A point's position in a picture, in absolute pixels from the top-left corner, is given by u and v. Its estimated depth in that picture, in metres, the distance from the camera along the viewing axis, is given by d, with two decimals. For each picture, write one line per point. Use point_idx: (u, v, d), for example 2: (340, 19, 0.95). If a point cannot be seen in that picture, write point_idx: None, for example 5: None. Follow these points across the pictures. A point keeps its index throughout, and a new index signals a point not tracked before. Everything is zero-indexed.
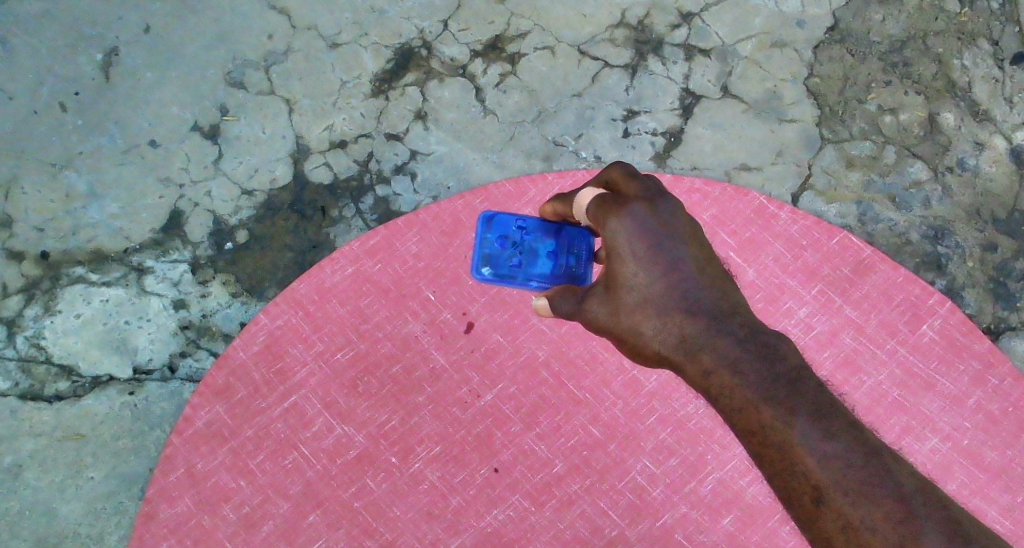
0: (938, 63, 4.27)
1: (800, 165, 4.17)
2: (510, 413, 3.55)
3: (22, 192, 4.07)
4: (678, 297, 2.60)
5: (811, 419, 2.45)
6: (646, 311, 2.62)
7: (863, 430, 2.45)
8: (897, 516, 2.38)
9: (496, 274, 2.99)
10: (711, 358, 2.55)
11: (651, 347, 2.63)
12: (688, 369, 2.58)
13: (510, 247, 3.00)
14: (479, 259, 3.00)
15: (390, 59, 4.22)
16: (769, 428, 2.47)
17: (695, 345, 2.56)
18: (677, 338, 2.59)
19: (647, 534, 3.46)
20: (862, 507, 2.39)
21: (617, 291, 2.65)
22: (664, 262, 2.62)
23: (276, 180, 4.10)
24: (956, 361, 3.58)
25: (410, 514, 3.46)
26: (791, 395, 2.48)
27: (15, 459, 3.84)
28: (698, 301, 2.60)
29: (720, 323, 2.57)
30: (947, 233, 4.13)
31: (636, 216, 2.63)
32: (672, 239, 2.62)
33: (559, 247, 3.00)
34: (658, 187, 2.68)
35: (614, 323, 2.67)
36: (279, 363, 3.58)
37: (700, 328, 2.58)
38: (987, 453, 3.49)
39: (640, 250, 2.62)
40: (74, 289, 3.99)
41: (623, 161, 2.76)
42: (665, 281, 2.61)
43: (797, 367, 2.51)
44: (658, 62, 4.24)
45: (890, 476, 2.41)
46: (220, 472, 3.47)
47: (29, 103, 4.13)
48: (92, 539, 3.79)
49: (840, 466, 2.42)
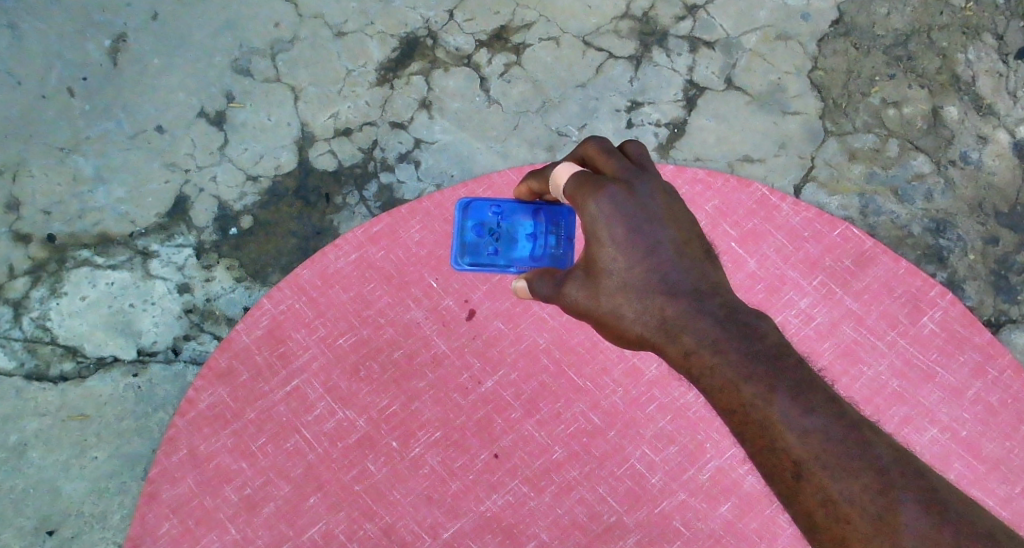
0: (943, 56, 4.27)
1: (803, 158, 4.19)
2: (510, 399, 3.59)
3: (31, 175, 4.10)
4: (659, 280, 2.71)
5: (790, 395, 2.54)
6: (627, 294, 2.73)
7: (842, 404, 2.53)
8: (874, 487, 2.46)
9: (477, 262, 3.19)
10: (693, 339, 2.65)
11: (632, 330, 2.74)
12: (670, 350, 2.68)
13: (486, 234, 3.20)
14: (459, 249, 3.20)
15: (396, 48, 4.23)
16: (751, 406, 2.56)
17: (676, 326, 2.67)
18: (658, 321, 2.70)
19: (644, 520, 3.49)
20: (840, 481, 2.48)
21: (597, 276, 2.76)
22: (643, 247, 2.72)
23: (281, 167, 4.13)
24: (956, 353, 3.60)
25: (410, 498, 3.50)
26: (772, 371, 2.57)
27: (20, 438, 3.89)
28: (678, 283, 2.71)
29: (700, 303, 2.67)
30: (949, 226, 4.14)
31: (613, 198, 2.73)
32: (650, 222, 2.73)
33: (536, 229, 3.17)
34: (636, 167, 2.79)
35: (595, 307, 2.78)
36: (283, 346, 3.62)
37: (681, 310, 2.68)
38: (986, 444, 3.52)
39: (619, 234, 2.73)
40: (80, 272, 4.03)
41: (600, 139, 2.84)
42: (646, 265, 2.72)
43: (778, 343, 2.60)
44: (662, 53, 4.25)
45: (870, 451, 2.49)
46: (222, 454, 3.51)
47: (36, 87, 4.15)
48: (96, 517, 3.84)
49: (819, 440, 2.50)
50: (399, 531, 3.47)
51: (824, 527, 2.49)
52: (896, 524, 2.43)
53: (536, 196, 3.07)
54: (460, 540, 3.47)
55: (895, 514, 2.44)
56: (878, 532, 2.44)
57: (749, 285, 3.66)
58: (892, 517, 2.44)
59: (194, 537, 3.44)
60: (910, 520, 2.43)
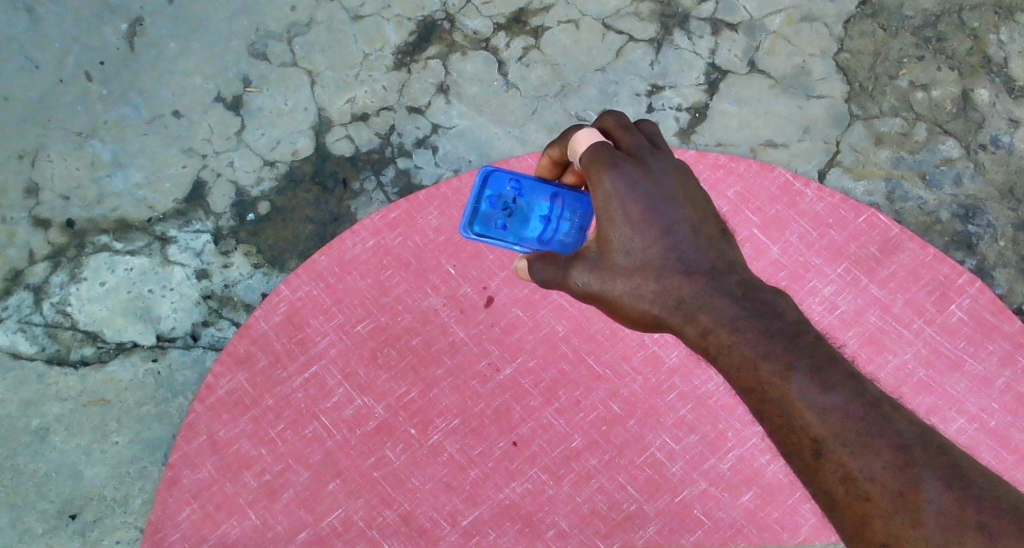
0: (974, 37, 4.18)
1: (828, 142, 4.11)
2: (529, 387, 3.56)
3: (49, 160, 4.10)
4: (675, 259, 2.68)
5: (808, 372, 2.49)
6: (644, 274, 2.70)
7: (861, 381, 2.48)
8: (895, 463, 2.42)
9: (485, 233, 3.04)
10: (710, 318, 2.61)
11: (650, 312, 2.70)
12: (687, 331, 2.64)
13: (500, 206, 3.05)
14: (469, 216, 3.05)
15: (413, 32, 4.20)
16: (768, 384, 2.51)
17: (693, 306, 2.63)
18: (674, 301, 2.66)
19: (664, 509, 3.46)
20: (861, 458, 2.43)
21: (610, 257, 2.73)
22: (659, 225, 2.70)
23: (298, 153, 4.11)
24: (985, 341, 3.55)
25: (429, 485, 3.48)
26: (789, 349, 2.52)
27: (42, 423, 3.91)
28: (694, 262, 2.67)
29: (717, 282, 2.64)
30: (979, 212, 4.05)
31: (627, 177, 2.72)
32: (666, 200, 2.71)
33: (551, 212, 3.02)
34: (650, 144, 2.78)
35: (608, 289, 2.74)
36: (300, 333, 3.60)
37: (698, 289, 2.65)
38: (1015, 435, 3.47)
39: (634, 213, 2.71)
40: (100, 258, 4.03)
41: (616, 114, 2.83)
42: (661, 244, 2.69)
43: (795, 320, 2.56)
44: (684, 36, 4.18)
45: (891, 427, 2.44)
46: (241, 440, 3.51)
47: (54, 72, 4.15)
48: (117, 502, 3.85)
49: (840, 418, 2.45)
50: (418, 518, 3.46)
51: (844, 505, 2.44)
52: (918, 501, 2.39)
53: (558, 169, 3.00)
54: (479, 528, 3.45)
55: (918, 491, 2.40)
56: (899, 510, 2.40)
57: (770, 273, 3.61)
58: (914, 494, 2.40)
59: (215, 523, 3.44)
60: (933, 497, 2.39)
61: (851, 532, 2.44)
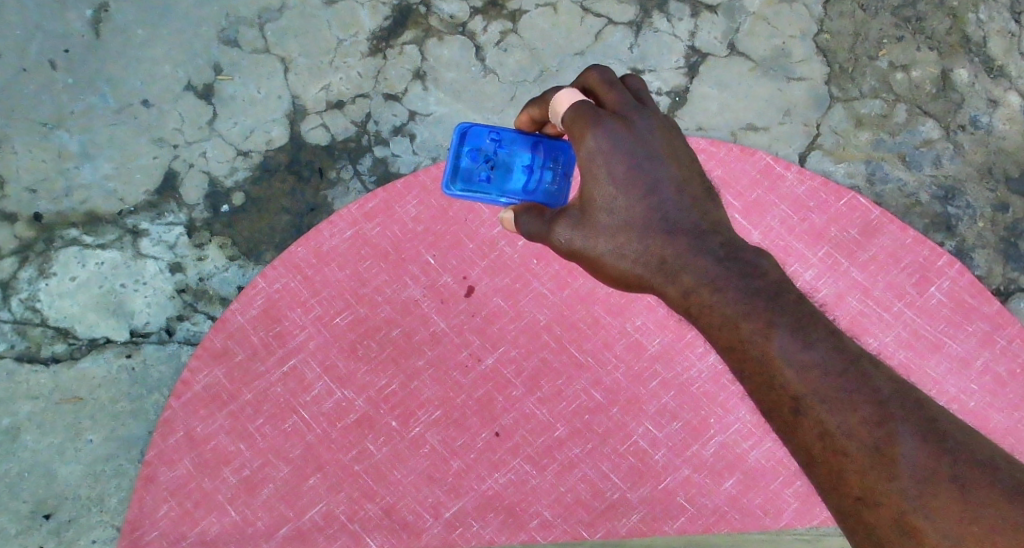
0: (953, 17, 4.15)
1: (808, 125, 4.07)
2: (510, 377, 3.52)
3: (14, 151, 4.01)
4: (659, 218, 2.66)
5: (789, 329, 2.48)
6: (628, 234, 2.67)
7: (841, 338, 2.48)
8: (872, 419, 2.41)
9: (468, 189, 2.94)
10: (692, 278, 2.60)
11: (632, 272, 2.67)
12: (669, 291, 2.63)
13: (481, 160, 2.96)
14: (451, 174, 2.96)
15: (388, 17, 4.12)
16: (748, 341, 2.50)
17: (676, 266, 2.62)
18: (658, 261, 2.64)
19: (648, 497, 3.43)
20: (838, 413, 2.43)
21: (594, 215, 2.69)
22: (644, 184, 2.67)
23: (272, 142, 4.03)
24: (964, 323, 3.58)
25: (411, 478, 3.44)
26: (770, 306, 2.51)
27: (13, 421, 3.82)
28: (678, 222, 2.66)
29: (698, 242, 2.63)
30: (958, 193, 4.03)
31: (611, 134, 2.68)
32: (650, 158, 2.68)
33: (534, 162, 2.95)
34: (636, 102, 2.74)
35: (591, 247, 2.70)
36: (278, 326, 3.55)
37: (680, 249, 2.64)
38: (994, 416, 3.50)
39: (618, 172, 2.68)
40: (69, 252, 3.94)
41: (600, 69, 2.78)
42: (646, 204, 2.67)
43: (778, 281, 2.56)
44: (663, 18, 4.13)
45: (869, 384, 2.44)
46: (219, 436, 3.45)
47: (18, 61, 4.05)
48: (92, 501, 3.78)
49: (817, 374, 2.45)
50: (400, 511, 3.41)
51: (821, 460, 2.43)
52: (893, 455, 2.39)
53: (537, 125, 2.91)
54: (462, 520, 3.41)
55: (893, 445, 2.39)
56: (875, 463, 2.39)
57: None
58: (889, 448, 2.39)
59: (194, 519, 3.39)
60: (908, 451, 2.38)
61: (828, 486, 2.43)
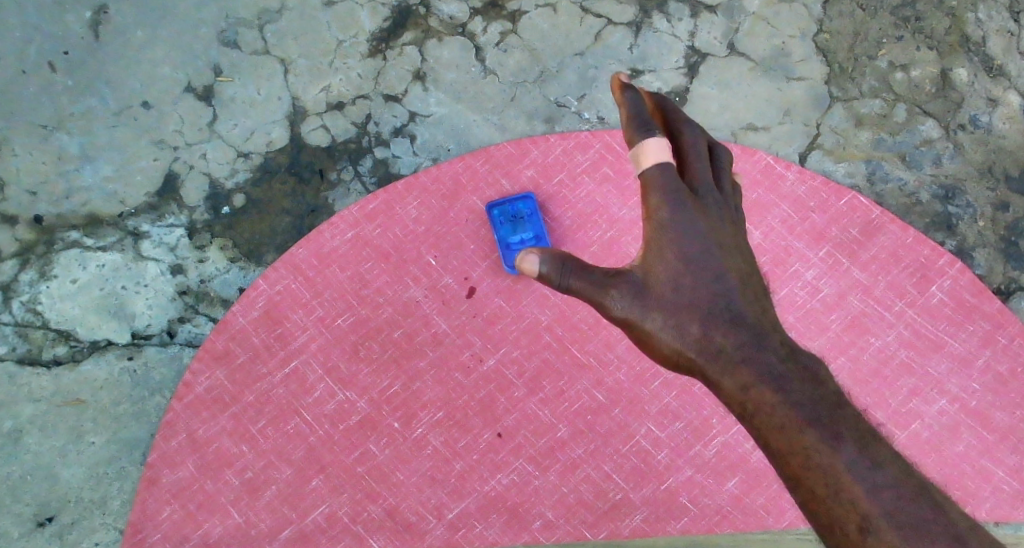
0: (951, 16, 4.11)
1: (808, 125, 4.03)
2: (513, 378, 3.61)
3: (14, 153, 3.99)
4: (725, 308, 2.62)
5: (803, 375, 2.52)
6: (691, 315, 2.62)
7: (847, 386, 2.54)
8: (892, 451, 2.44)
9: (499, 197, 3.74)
10: (751, 374, 2.54)
11: (686, 354, 2.62)
12: (726, 384, 2.56)
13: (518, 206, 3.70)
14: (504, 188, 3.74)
15: (388, 18, 4.09)
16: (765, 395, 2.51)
17: (735, 359, 2.56)
18: (718, 349, 2.59)
19: (651, 497, 3.53)
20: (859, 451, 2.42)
21: (657, 291, 2.66)
22: (711, 272, 2.64)
23: (273, 143, 4.01)
24: (965, 322, 3.63)
25: (414, 479, 3.55)
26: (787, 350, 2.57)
27: (15, 424, 3.82)
28: (741, 316, 2.61)
29: (762, 341, 2.58)
30: (958, 193, 4.00)
31: (683, 206, 2.67)
32: (719, 246, 2.66)
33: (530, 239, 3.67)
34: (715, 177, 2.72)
35: (646, 321, 2.65)
36: (280, 328, 3.63)
37: (740, 342, 2.59)
38: (995, 414, 3.57)
39: (687, 250, 2.65)
40: (70, 254, 3.94)
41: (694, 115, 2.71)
42: (709, 289, 2.63)
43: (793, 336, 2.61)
44: (663, 18, 4.09)
45: None
46: (221, 439, 3.56)
47: (17, 62, 4.03)
48: (95, 504, 3.79)
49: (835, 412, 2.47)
50: (404, 513, 3.53)
51: (843, 504, 2.40)
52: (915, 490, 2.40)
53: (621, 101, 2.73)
54: (465, 520, 3.52)
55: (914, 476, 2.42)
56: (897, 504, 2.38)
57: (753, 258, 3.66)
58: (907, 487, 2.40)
59: (197, 522, 3.50)
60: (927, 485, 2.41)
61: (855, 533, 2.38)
